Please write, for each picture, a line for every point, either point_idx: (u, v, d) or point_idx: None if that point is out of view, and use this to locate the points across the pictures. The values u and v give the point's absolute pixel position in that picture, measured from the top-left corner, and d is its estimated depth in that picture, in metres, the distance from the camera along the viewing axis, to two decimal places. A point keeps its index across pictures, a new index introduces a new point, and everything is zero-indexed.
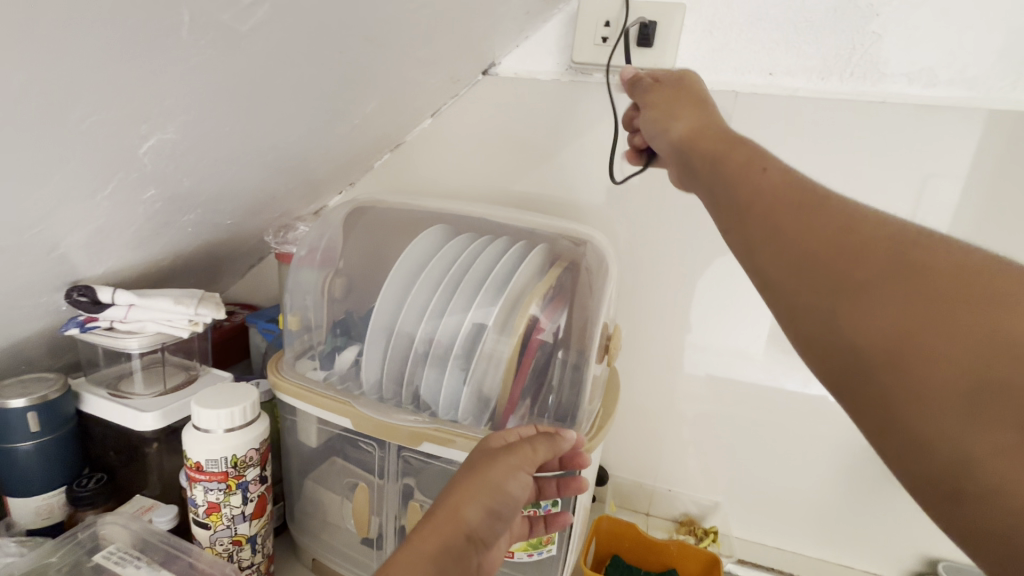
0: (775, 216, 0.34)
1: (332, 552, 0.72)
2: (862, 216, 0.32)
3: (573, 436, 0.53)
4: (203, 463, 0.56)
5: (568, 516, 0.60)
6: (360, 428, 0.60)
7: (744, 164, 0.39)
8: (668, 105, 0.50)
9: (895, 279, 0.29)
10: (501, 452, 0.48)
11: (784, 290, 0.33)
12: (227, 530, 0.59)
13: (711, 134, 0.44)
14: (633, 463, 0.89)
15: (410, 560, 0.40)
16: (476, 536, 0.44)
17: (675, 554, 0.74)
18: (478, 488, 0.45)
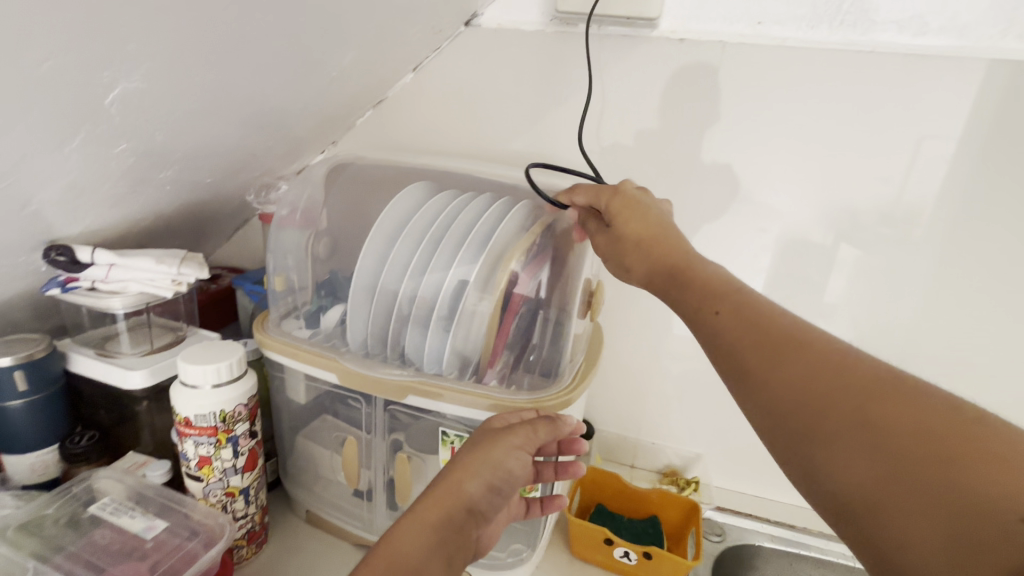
0: (763, 371, 0.40)
1: (323, 505, 0.74)
2: (839, 362, 0.39)
3: (575, 421, 0.55)
4: (192, 418, 0.57)
5: (563, 499, 0.62)
6: (347, 382, 0.61)
7: (720, 304, 0.45)
8: (619, 254, 0.56)
9: (873, 436, 0.36)
10: (502, 432, 0.50)
11: (775, 441, 0.39)
12: (219, 482, 0.60)
13: (672, 271, 0.50)
14: (618, 418, 0.92)
15: (414, 529, 0.43)
16: (475, 510, 0.46)
17: (656, 502, 0.77)
18: (479, 464, 0.48)
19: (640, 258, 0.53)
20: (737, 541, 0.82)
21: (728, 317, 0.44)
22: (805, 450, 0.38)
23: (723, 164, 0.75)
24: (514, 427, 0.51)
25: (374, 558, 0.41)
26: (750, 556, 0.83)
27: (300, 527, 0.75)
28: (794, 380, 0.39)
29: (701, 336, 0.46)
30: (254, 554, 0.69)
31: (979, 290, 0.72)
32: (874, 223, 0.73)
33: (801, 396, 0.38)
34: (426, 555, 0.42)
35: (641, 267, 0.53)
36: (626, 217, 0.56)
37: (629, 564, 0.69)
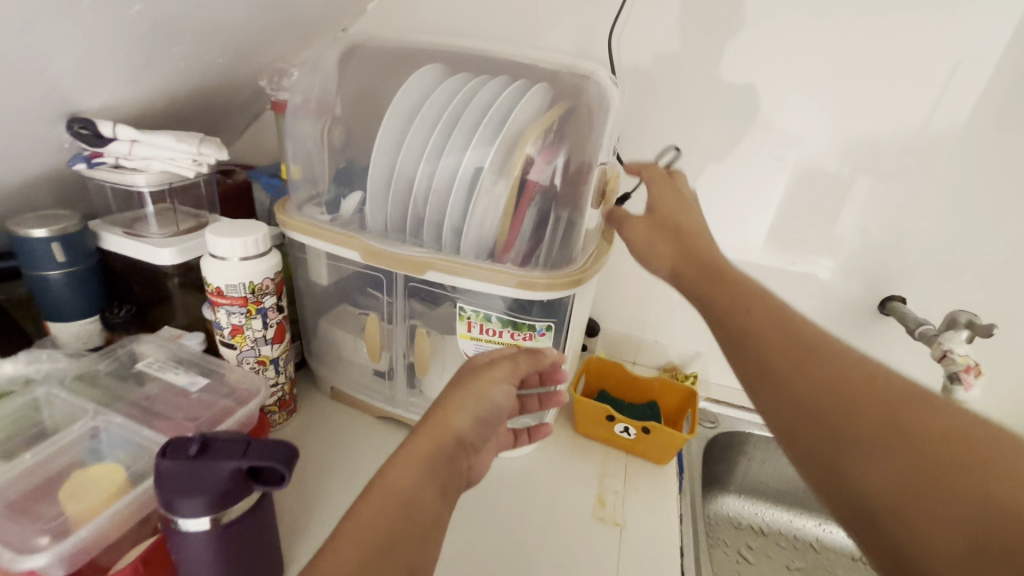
0: (782, 372, 0.44)
1: (346, 382, 0.80)
2: (859, 369, 0.42)
3: (553, 353, 0.58)
4: (224, 288, 0.61)
5: (548, 427, 0.63)
6: (368, 260, 0.63)
7: (741, 304, 0.49)
8: (648, 241, 0.57)
9: (889, 437, 0.39)
10: (486, 364, 0.52)
11: (795, 440, 0.43)
12: (252, 350, 0.65)
13: (697, 266, 0.53)
14: (624, 317, 0.96)
15: (406, 463, 0.44)
16: (465, 441, 0.48)
17: (656, 389, 0.82)
18: (464, 398, 0.49)
19: (664, 244, 0.56)
20: (729, 429, 0.89)
21: (757, 312, 0.48)
22: (822, 452, 0.41)
23: (742, 84, 0.76)
24: (497, 360, 0.53)
25: (368, 494, 0.42)
26: (740, 443, 0.89)
27: (325, 402, 0.81)
28: (821, 379, 0.42)
29: (723, 329, 0.49)
30: (285, 420, 0.76)
31: (987, 184, 0.74)
32: (895, 153, 0.75)
33: (820, 395, 0.42)
34: (419, 485, 0.44)
35: (666, 255, 0.55)
36: (669, 212, 0.58)
37: (629, 439, 0.75)
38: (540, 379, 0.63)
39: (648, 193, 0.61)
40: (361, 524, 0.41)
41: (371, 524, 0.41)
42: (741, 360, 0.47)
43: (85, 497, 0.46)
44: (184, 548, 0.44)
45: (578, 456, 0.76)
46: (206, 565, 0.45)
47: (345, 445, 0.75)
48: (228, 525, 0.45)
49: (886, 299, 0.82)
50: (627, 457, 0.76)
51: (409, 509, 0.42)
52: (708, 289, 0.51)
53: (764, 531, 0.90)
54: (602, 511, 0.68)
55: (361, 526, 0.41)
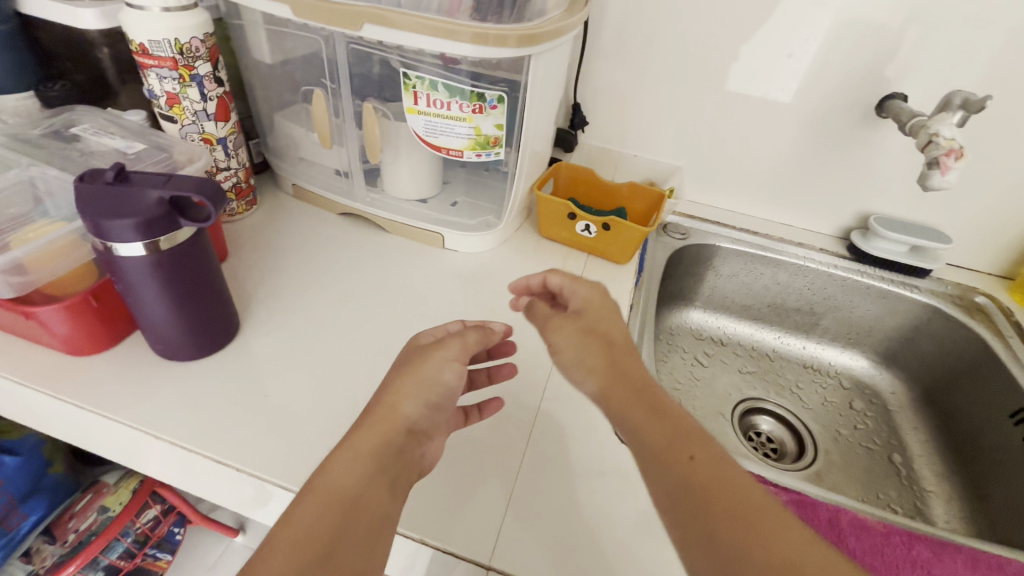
0: (733, 559, 0.37)
1: (306, 176, 0.78)
2: (815, 549, 0.37)
3: (502, 326, 0.56)
4: (148, 46, 0.56)
5: (499, 400, 0.56)
6: (301, 15, 0.56)
7: (682, 454, 0.42)
8: (574, 352, 0.49)
9: None
10: (434, 347, 0.51)
11: None
12: (194, 125, 0.62)
13: (625, 383, 0.47)
14: (602, 127, 0.90)
15: (349, 460, 0.43)
16: (414, 428, 0.47)
17: (625, 196, 0.80)
18: (413, 383, 0.49)
19: (593, 358, 0.48)
20: (699, 241, 0.87)
21: (703, 466, 0.41)
22: None
23: None
24: (445, 340, 0.52)
25: (306, 496, 0.41)
26: (709, 256, 0.89)
27: (289, 201, 0.81)
28: (778, 557, 0.36)
29: (663, 477, 0.41)
30: (245, 213, 0.76)
31: None
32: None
33: None
34: (364, 480, 0.43)
35: (595, 372, 0.48)
36: (596, 319, 0.52)
37: (589, 238, 0.74)
38: (488, 354, 0.61)
39: (574, 297, 0.55)
40: (300, 530, 0.39)
41: (308, 532, 0.39)
42: (682, 536, 0.40)
43: (33, 231, 0.48)
44: (128, 277, 0.46)
45: (539, 253, 0.77)
46: (155, 295, 0.48)
47: (307, 240, 0.75)
48: (166, 254, 0.46)
49: (885, 98, 0.74)
50: (586, 256, 0.77)
51: (355, 507, 0.41)
52: (645, 422, 0.44)
53: (722, 340, 0.92)
54: None
55: (305, 526, 0.39)
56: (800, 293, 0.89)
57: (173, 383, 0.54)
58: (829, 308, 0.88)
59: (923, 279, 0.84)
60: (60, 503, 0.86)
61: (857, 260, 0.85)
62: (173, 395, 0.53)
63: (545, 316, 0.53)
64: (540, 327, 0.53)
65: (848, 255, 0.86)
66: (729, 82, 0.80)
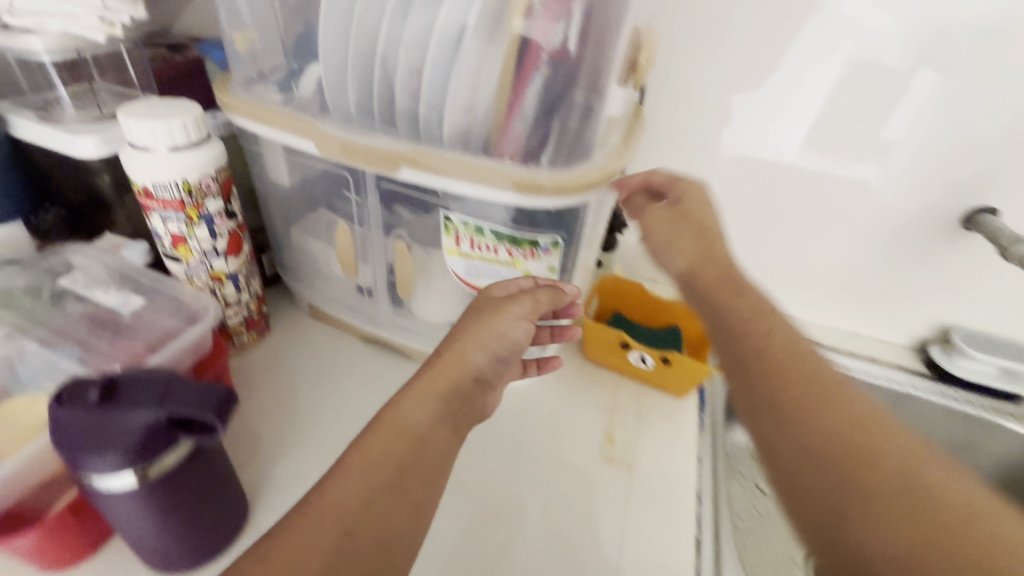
0: (787, 409, 0.37)
1: (324, 297, 0.70)
2: (875, 408, 0.36)
3: (573, 288, 0.52)
4: (152, 188, 0.49)
5: (559, 360, 0.60)
6: (327, 152, 0.50)
7: (761, 324, 0.44)
8: (668, 232, 0.52)
9: (893, 505, 0.31)
10: (507, 299, 0.49)
11: (788, 482, 0.35)
12: (202, 265, 0.54)
13: (714, 276, 0.49)
14: (647, 229, 0.82)
15: (419, 400, 0.43)
16: (480, 376, 0.47)
17: (680, 314, 0.72)
18: (483, 334, 0.47)
19: (686, 243, 0.51)
20: None
21: (779, 337, 0.42)
22: (817, 503, 0.33)
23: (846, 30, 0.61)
24: (519, 296, 0.49)
25: (380, 424, 0.41)
26: None
27: (305, 320, 0.72)
28: (840, 415, 0.36)
29: (730, 347, 0.44)
30: (255, 343, 0.67)
31: None
32: None
33: (838, 441, 0.34)
34: (435, 418, 0.43)
35: (685, 252, 0.50)
36: (695, 210, 0.53)
37: (647, 369, 0.65)
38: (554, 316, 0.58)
39: (676, 194, 0.54)
40: (375, 451, 0.40)
41: (382, 453, 0.40)
42: (740, 387, 0.41)
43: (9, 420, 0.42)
44: (111, 506, 0.37)
45: (586, 384, 0.67)
46: (146, 521, 0.39)
47: (325, 370, 0.67)
48: (159, 480, 0.37)
49: (974, 212, 0.67)
50: (641, 387, 0.68)
51: (423, 443, 0.42)
52: (722, 298, 0.47)
53: None
54: (609, 450, 0.60)
55: (375, 452, 0.40)
56: None
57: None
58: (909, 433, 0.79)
59: (1016, 404, 0.74)
60: None
61: (938, 380, 0.76)
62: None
63: (642, 209, 0.54)
64: (636, 217, 0.54)
65: (927, 372, 0.77)
66: (721, 144, 0.72)
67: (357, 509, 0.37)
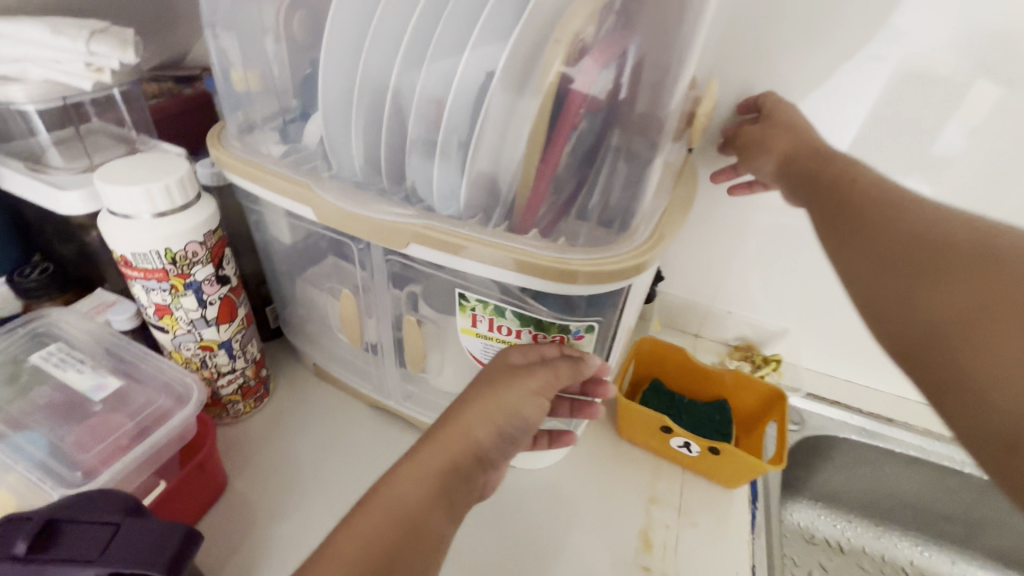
0: (875, 230, 0.41)
1: (330, 357, 0.63)
2: (991, 232, 0.36)
3: (596, 362, 0.43)
4: (131, 258, 0.43)
5: (572, 435, 0.54)
6: (328, 221, 0.43)
7: (871, 194, 0.44)
8: (762, 138, 0.53)
9: (977, 293, 0.33)
10: (524, 366, 0.40)
11: (856, 279, 0.41)
12: (190, 334, 0.49)
13: (812, 154, 0.50)
14: (690, 281, 0.74)
15: (414, 476, 0.36)
16: (485, 456, 0.39)
17: (729, 385, 0.63)
18: (491, 406, 0.39)
19: (779, 138, 0.53)
20: (817, 431, 0.70)
21: (885, 198, 0.43)
22: (887, 306, 0.38)
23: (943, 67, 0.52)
24: (536, 366, 0.41)
25: (368, 508, 0.34)
26: (828, 446, 0.70)
27: (310, 380, 0.66)
28: (923, 227, 0.39)
29: (807, 194, 0.49)
30: (254, 408, 0.61)
31: None
32: None
33: (918, 237, 0.38)
34: (427, 505, 0.35)
35: (777, 142, 0.52)
36: (802, 123, 0.53)
37: (690, 456, 0.57)
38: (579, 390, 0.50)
39: (768, 103, 0.55)
40: (356, 542, 0.33)
41: (366, 544, 0.33)
42: (828, 226, 0.45)
43: None
44: None
45: (620, 469, 0.59)
46: None
47: (328, 441, 0.60)
48: None
49: None
50: (683, 473, 0.59)
51: (413, 530, 0.34)
52: (836, 175, 0.47)
53: (845, 548, 0.72)
54: (647, 557, 0.52)
55: (358, 547, 0.32)
56: (948, 500, 0.70)
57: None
58: (995, 524, 0.69)
59: None
60: None
61: None
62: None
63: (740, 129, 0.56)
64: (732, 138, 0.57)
65: None
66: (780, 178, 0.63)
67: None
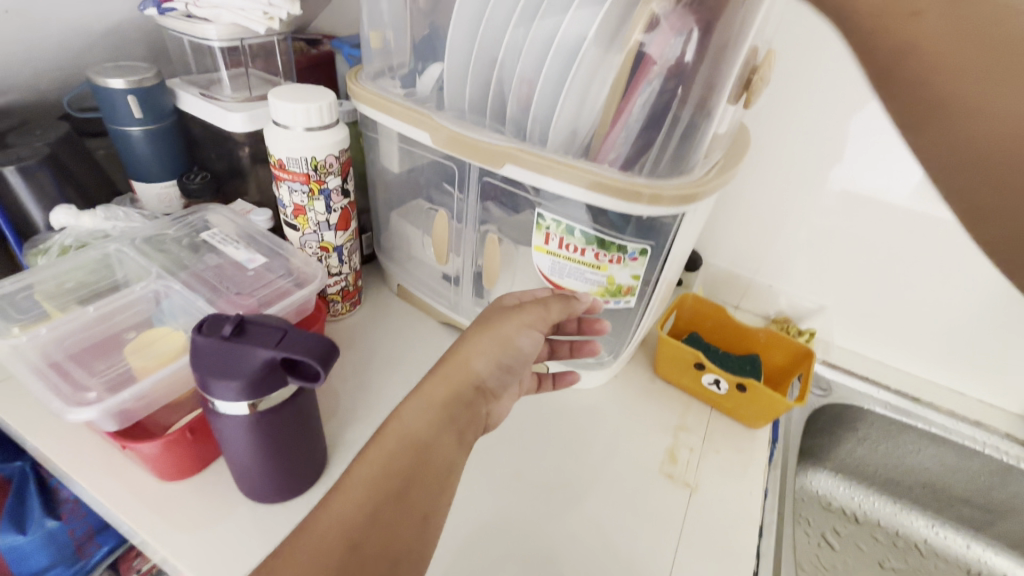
0: None
1: (413, 279, 0.75)
2: None
3: (588, 299, 0.53)
4: (285, 161, 0.55)
5: (575, 375, 0.59)
6: (438, 144, 0.54)
7: None
8: None
9: None
10: (511, 309, 0.49)
11: None
12: (314, 234, 0.60)
13: None
14: (735, 252, 0.80)
15: (421, 407, 0.42)
16: (483, 385, 0.46)
17: (762, 343, 0.69)
18: (487, 342, 0.46)
19: None
20: (841, 400, 0.75)
21: None
22: None
23: None
24: (524, 306, 0.49)
25: (381, 437, 0.40)
26: (852, 417, 0.75)
27: (393, 299, 0.78)
28: None
29: None
30: (349, 312, 0.73)
31: None
32: None
33: None
34: (436, 427, 0.42)
35: None
36: None
37: (718, 393, 0.64)
38: (578, 328, 0.58)
39: None
40: (378, 461, 0.39)
41: (386, 465, 0.39)
42: None
43: (150, 351, 0.47)
44: (224, 427, 0.42)
45: (655, 399, 0.67)
46: (246, 448, 0.43)
47: (405, 346, 0.71)
48: (267, 412, 0.42)
49: None
50: (710, 410, 0.66)
51: (428, 450, 0.41)
52: None
53: (859, 518, 0.77)
54: (671, 467, 0.60)
55: (378, 465, 0.38)
56: (965, 482, 0.74)
57: (251, 504, 0.50)
58: (1010, 508, 0.72)
59: None
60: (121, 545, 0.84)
61: None
62: (248, 520, 0.49)
63: None
64: None
65: None
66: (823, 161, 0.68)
67: (362, 521, 0.36)
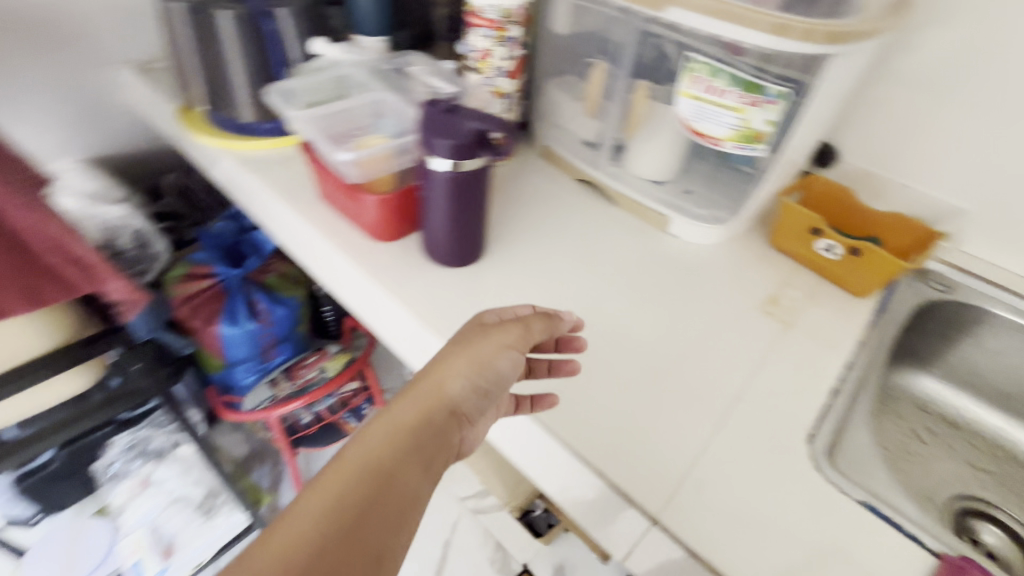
0: None
1: (556, 140, 0.86)
2: None
3: (570, 318, 0.54)
4: (482, 9, 0.68)
5: (553, 396, 0.53)
6: None
7: None
8: None
9: None
10: (490, 329, 0.48)
11: None
12: (492, 78, 0.74)
13: None
14: (876, 147, 0.80)
15: (385, 431, 0.42)
16: (457, 408, 0.46)
17: (887, 226, 0.72)
18: (464, 361, 0.46)
19: None
20: (964, 300, 0.74)
21: None
22: None
23: None
24: (505, 325, 0.49)
25: (340, 463, 0.39)
26: (973, 321, 0.75)
27: (537, 159, 0.90)
28: None
29: None
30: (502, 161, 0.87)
31: None
32: None
33: None
34: (399, 453, 0.41)
35: None
36: None
37: (830, 260, 0.69)
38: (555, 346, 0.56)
39: None
40: (329, 492, 0.37)
41: (340, 496, 0.38)
42: None
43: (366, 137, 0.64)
44: (432, 185, 0.58)
45: (765, 261, 0.73)
46: (442, 207, 0.60)
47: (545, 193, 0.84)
48: (462, 176, 0.56)
49: None
50: (818, 278, 0.71)
51: (388, 479, 0.40)
52: None
53: (958, 423, 0.78)
54: (771, 308, 0.67)
55: (329, 496, 0.37)
56: None
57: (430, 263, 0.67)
58: None
59: None
60: (296, 355, 1.18)
61: None
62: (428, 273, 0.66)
63: None
64: None
65: None
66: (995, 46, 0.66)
67: (308, 558, 0.34)
